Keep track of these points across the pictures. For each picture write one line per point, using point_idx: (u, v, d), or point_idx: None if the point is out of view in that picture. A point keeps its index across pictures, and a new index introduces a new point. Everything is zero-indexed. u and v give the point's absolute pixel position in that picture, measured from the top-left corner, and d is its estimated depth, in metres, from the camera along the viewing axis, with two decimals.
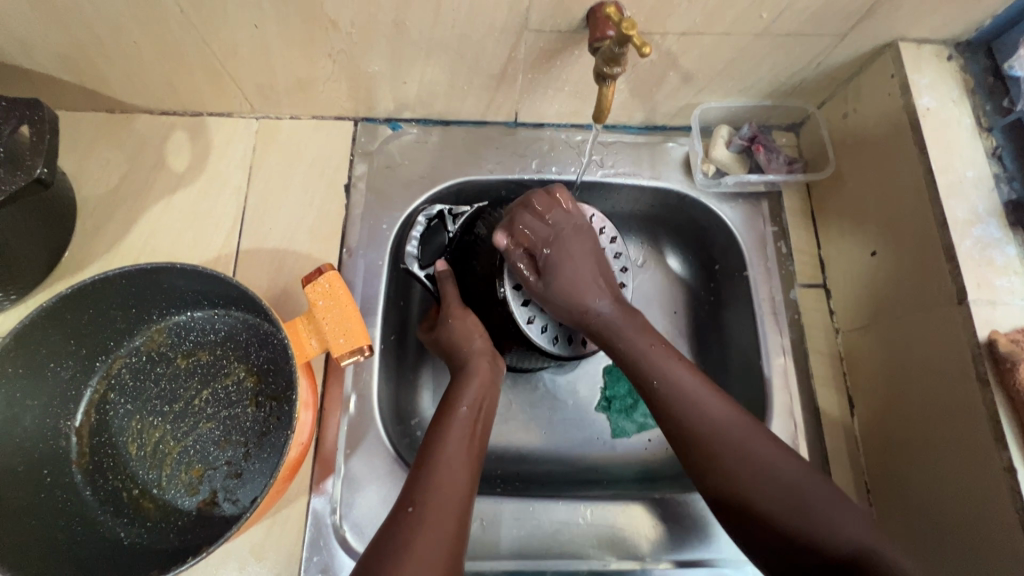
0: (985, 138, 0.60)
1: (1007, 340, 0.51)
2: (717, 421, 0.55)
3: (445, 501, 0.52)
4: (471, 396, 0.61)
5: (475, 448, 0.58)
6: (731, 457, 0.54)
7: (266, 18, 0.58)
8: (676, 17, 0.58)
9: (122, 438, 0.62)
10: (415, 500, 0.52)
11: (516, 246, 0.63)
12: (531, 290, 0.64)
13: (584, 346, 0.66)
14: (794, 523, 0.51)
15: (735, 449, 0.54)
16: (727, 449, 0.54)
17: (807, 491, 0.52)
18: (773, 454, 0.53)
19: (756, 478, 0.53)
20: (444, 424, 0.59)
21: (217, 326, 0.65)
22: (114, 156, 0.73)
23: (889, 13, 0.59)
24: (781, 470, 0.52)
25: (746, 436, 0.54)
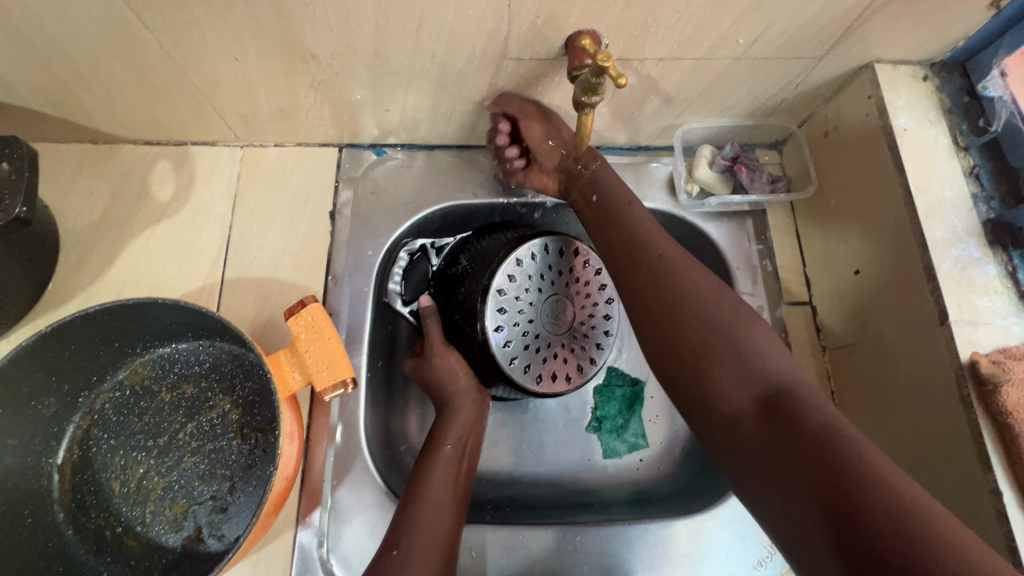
0: (962, 158, 0.61)
1: (989, 362, 0.51)
2: (672, 269, 0.57)
3: (431, 541, 0.52)
4: (457, 435, 0.62)
5: (462, 486, 0.59)
6: (675, 302, 0.55)
7: (247, 51, 0.58)
8: (654, 44, 0.59)
9: (105, 475, 0.61)
10: (400, 542, 0.52)
11: (496, 285, 0.64)
12: (513, 328, 0.64)
13: (567, 382, 0.66)
14: (718, 359, 0.52)
15: (676, 297, 0.55)
16: (670, 300, 0.55)
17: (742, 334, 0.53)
18: (715, 299, 0.55)
19: (695, 318, 0.54)
20: (431, 462, 0.59)
21: (201, 358, 0.65)
22: (97, 187, 0.73)
23: (864, 36, 0.60)
24: (719, 312, 0.54)
25: (695, 278, 0.56)
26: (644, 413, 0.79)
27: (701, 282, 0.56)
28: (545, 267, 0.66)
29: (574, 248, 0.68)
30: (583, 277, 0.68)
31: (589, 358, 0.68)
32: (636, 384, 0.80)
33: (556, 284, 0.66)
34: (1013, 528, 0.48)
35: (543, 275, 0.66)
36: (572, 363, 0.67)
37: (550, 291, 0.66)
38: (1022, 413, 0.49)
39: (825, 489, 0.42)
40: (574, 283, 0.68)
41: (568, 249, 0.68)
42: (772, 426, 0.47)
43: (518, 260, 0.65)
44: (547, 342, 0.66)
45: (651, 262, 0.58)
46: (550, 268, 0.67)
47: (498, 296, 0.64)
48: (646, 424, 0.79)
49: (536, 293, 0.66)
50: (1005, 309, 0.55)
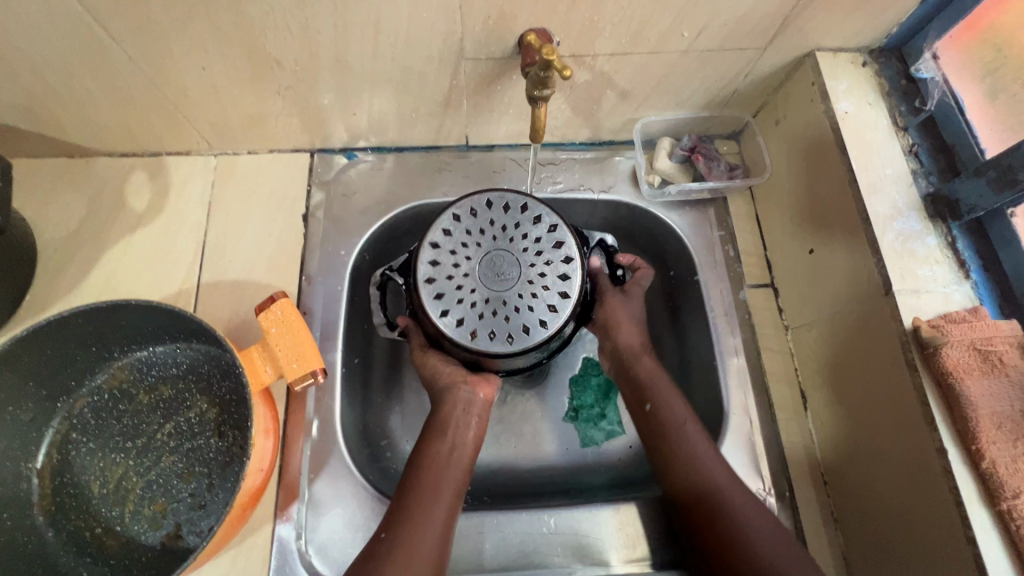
0: (902, 137, 0.64)
1: (929, 327, 0.53)
2: (712, 479, 0.61)
3: (422, 532, 0.56)
4: (455, 437, 0.63)
5: (458, 490, 0.61)
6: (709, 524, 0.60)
7: (213, 60, 0.61)
8: (602, 39, 0.61)
9: (85, 477, 0.62)
10: (388, 527, 0.57)
11: (427, 293, 0.62)
12: (492, 311, 0.62)
13: (575, 275, 0.63)
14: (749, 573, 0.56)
15: (715, 511, 0.60)
16: (700, 506, 0.61)
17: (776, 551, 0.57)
18: (752, 519, 0.59)
19: (730, 544, 0.58)
20: (429, 470, 0.60)
21: (178, 360, 0.66)
22: (74, 199, 0.75)
23: (802, 27, 0.63)
24: (755, 534, 0.58)
25: (724, 478, 0.61)
26: (619, 401, 0.81)
27: (736, 489, 0.61)
28: (467, 231, 0.65)
29: (489, 199, 0.66)
30: (487, 222, 0.65)
31: (561, 292, 0.62)
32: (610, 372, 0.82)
33: (486, 242, 0.64)
34: (959, 484, 0.50)
35: (458, 251, 0.64)
36: (557, 265, 0.63)
37: (479, 255, 0.64)
38: (960, 372, 0.51)
39: None
40: (503, 232, 0.65)
41: (483, 204, 0.66)
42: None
43: (433, 243, 0.64)
44: (529, 282, 0.63)
45: (687, 463, 0.62)
46: (474, 230, 0.65)
47: (431, 285, 0.62)
48: (622, 412, 0.80)
49: (469, 262, 0.64)
50: (945, 277, 0.57)
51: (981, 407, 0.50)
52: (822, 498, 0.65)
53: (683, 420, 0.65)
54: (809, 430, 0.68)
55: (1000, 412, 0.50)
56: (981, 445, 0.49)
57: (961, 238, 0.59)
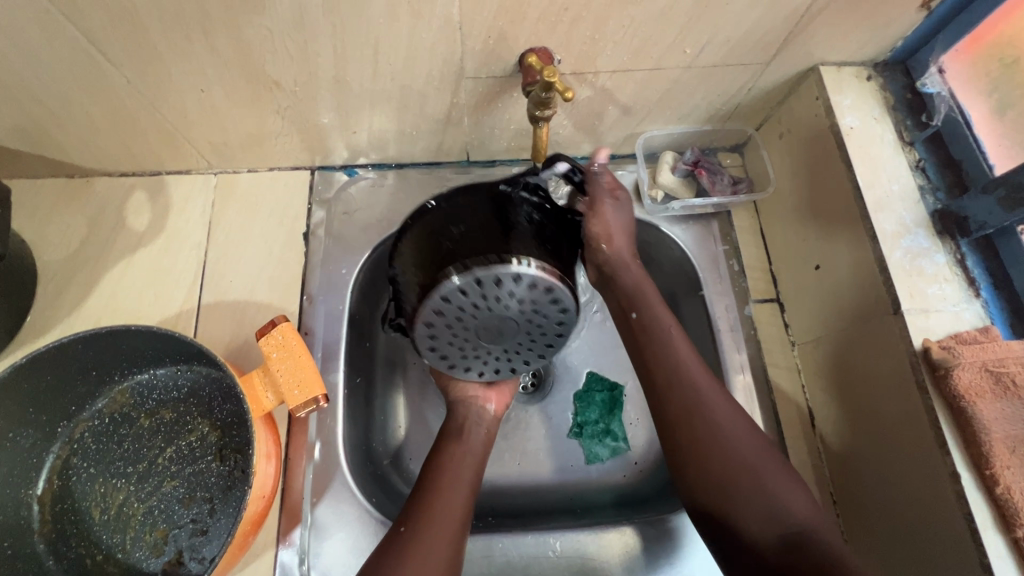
0: (908, 152, 0.63)
1: (939, 348, 0.53)
2: (709, 413, 0.55)
3: (443, 521, 0.54)
4: (467, 442, 0.64)
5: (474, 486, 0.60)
6: (703, 450, 0.54)
7: (212, 82, 0.61)
8: (604, 58, 0.61)
9: (85, 503, 0.62)
10: (406, 520, 0.54)
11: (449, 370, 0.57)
12: (515, 354, 0.56)
13: (563, 291, 0.50)
14: (743, 497, 0.52)
15: (712, 438, 0.54)
16: (695, 433, 0.55)
17: (766, 476, 0.53)
18: (747, 446, 0.54)
19: (727, 466, 0.53)
20: (444, 468, 0.60)
21: (179, 383, 0.66)
22: (74, 220, 0.74)
23: (805, 41, 0.62)
24: (750, 460, 0.53)
25: (721, 409, 0.56)
26: (624, 417, 0.80)
27: (731, 418, 0.55)
28: (433, 331, 0.52)
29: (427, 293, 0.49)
30: (445, 317, 0.50)
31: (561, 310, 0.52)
32: (614, 388, 0.81)
33: (459, 329, 0.52)
34: (972, 509, 0.49)
35: (443, 346, 0.54)
36: (541, 298, 0.50)
37: (464, 341, 0.53)
38: (973, 395, 0.50)
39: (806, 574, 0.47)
40: (463, 310, 0.50)
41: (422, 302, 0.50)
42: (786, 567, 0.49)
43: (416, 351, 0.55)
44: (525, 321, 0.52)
45: (682, 389, 0.56)
46: (441, 328, 0.51)
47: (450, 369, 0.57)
48: (627, 428, 0.79)
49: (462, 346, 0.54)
50: (955, 296, 0.56)
51: (995, 431, 0.49)
52: (831, 518, 0.64)
53: (676, 340, 0.59)
54: (817, 448, 0.67)
55: (1014, 435, 0.49)
56: (996, 469, 0.48)
57: (970, 255, 0.58)
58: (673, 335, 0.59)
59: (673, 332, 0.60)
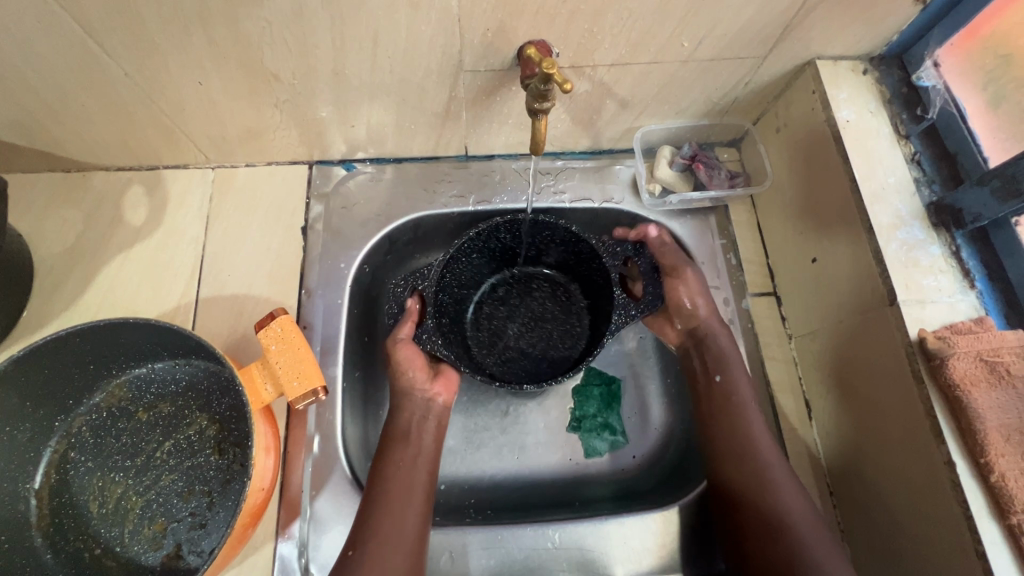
0: (904, 145, 0.64)
1: (935, 338, 0.53)
2: (782, 495, 0.60)
3: (398, 545, 0.56)
4: (417, 445, 0.64)
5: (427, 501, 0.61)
6: (775, 527, 0.58)
7: (210, 76, 0.60)
8: (602, 51, 0.61)
9: (83, 497, 0.62)
10: (355, 544, 0.57)
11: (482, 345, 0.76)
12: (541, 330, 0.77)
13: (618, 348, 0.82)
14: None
15: (786, 516, 0.59)
16: (768, 510, 0.59)
17: (837, 560, 0.56)
18: (817, 527, 0.58)
19: (799, 547, 0.57)
20: (393, 482, 0.60)
21: (178, 377, 0.66)
22: (71, 214, 0.74)
23: (802, 35, 0.62)
24: (820, 548, 0.56)
25: (795, 493, 0.60)
26: (622, 410, 0.80)
27: (803, 501, 0.59)
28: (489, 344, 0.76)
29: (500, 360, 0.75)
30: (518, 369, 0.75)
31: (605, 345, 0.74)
32: (613, 382, 0.81)
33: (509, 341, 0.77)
34: (967, 497, 0.49)
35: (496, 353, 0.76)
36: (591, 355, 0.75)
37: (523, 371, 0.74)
38: (968, 384, 0.50)
39: None
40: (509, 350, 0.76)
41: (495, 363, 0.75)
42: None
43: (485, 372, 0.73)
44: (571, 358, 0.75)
45: (759, 468, 0.61)
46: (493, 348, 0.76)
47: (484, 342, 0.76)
48: (625, 421, 0.80)
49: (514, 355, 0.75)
50: (950, 287, 0.57)
51: (990, 419, 0.49)
52: (828, 508, 0.65)
53: (755, 422, 0.65)
54: (814, 440, 0.68)
55: (1008, 423, 0.50)
56: (990, 458, 0.49)
57: (965, 247, 0.59)
58: (753, 419, 0.65)
59: (751, 413, 0.66)
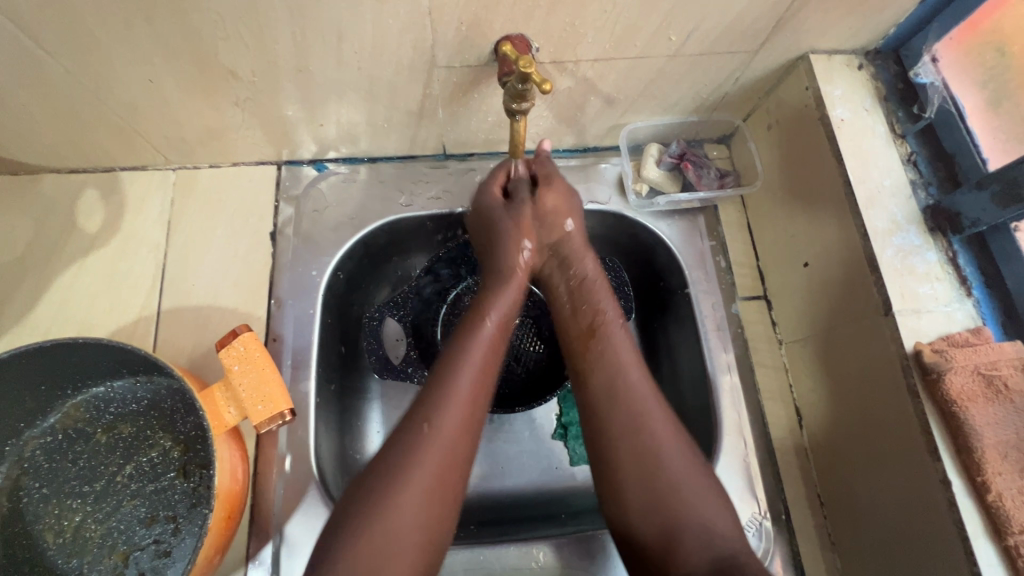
0: (900, 145, 0.61)
1: (931, 351, 0.51)
2: (630, 390, 0.55)
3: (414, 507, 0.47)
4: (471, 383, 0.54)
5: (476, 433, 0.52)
6: (632, 434, 0.53)
7: (161, 72, 0.56)
8: (585, 45, 0.57)
9: (38, 526, 0.58)
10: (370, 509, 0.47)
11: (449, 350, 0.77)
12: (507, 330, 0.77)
13: None
14: (662, 479, 0.51)
15: (641, 425, 0.53)
16: (635, 432, 0.53)
17: (685, 460, 0.52)
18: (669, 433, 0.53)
19: (646, 451, 0.52)
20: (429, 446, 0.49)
21: (139, 396, 0.62)
22: (20, 221, 0.69)
23: (796, 27, 0.59)
24: (666, 442, 0.53)
25: (651, 401, 0.55)
26: None
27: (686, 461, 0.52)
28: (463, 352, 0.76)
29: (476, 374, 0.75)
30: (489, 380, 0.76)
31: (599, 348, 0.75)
32: None
33: None
34: (963, 517, 0.48)
35: None
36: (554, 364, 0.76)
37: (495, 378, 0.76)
38: (965, 401, 0.49)
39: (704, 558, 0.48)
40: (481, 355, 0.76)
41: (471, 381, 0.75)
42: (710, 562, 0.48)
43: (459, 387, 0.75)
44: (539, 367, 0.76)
45: (616, 389, 0.55)
46: None
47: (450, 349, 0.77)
48: None
49: None
50: (947, 295, 0.55)
51: (987, 437, 0.48)
52: (818, 519, 0.63)
53: (621, 347, 0.58)
54: (804, 448, 0.66)
55: (1005, 440, 0.48)
56: (987, 476, 0.47)
57: (962, 252, 0.57)
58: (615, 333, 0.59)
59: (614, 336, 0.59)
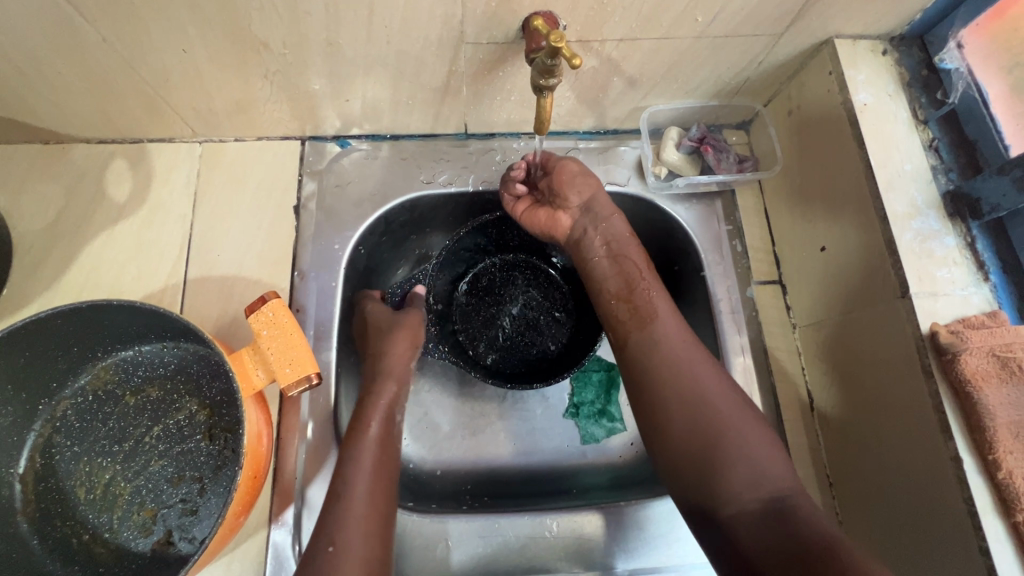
0: (922, 131, 0.62)
1: (947, 332, 0.52)
2: (678, 355, 0.57)
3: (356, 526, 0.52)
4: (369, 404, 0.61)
5: (379, 526, 0.53)
6: (685, 414, 0.54)
7: (194, 42, 0.57)
8: (612, 24, 0.58)
9: (70, 482, 0.60)
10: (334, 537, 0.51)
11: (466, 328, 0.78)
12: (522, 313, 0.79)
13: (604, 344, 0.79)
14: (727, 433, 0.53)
15: (709, 417, 0.54)
16: (692, 417, 0.54)
17: (750, 441, 0.53)
18: (737, 420, 0.54)
19: (705, 429, 0.53)
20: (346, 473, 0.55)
21: (166, 360, 0.64)
22: (51, 189, 0.71)
23: (822, 11, 0.59)
24: (713, 394, 0.55)
25: (723, 401, 0.55)
26: (620, 398, 0.79)
27: (740, 418, 0.54)
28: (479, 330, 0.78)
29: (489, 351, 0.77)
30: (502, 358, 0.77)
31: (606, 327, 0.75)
32: (612, 368, 0.80)
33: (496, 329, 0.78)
34: (973, 494, 0.49)
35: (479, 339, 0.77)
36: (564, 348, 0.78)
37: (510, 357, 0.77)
38: (979, 380, 0.50)
39: (776, 523, 0.48)
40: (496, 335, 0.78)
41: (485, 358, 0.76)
42: (771, 532, 0.47)
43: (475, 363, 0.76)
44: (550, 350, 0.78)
45: (684, 382, 0.56)
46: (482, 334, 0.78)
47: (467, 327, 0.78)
48: (623, 408, 0.78)
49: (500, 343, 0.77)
50: (964, 279, 0.56)
51: (1000, 416, 0.49)
52: (827, 499, 0.65)
53: (668, 332, 0.59)
54: (815, 431, 0.67)
55: (1018, 421, 0.49)
56: (999, 455, 0.48)
57: (981, 238, 0.57)
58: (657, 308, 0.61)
59: (661, 321, 0.60)
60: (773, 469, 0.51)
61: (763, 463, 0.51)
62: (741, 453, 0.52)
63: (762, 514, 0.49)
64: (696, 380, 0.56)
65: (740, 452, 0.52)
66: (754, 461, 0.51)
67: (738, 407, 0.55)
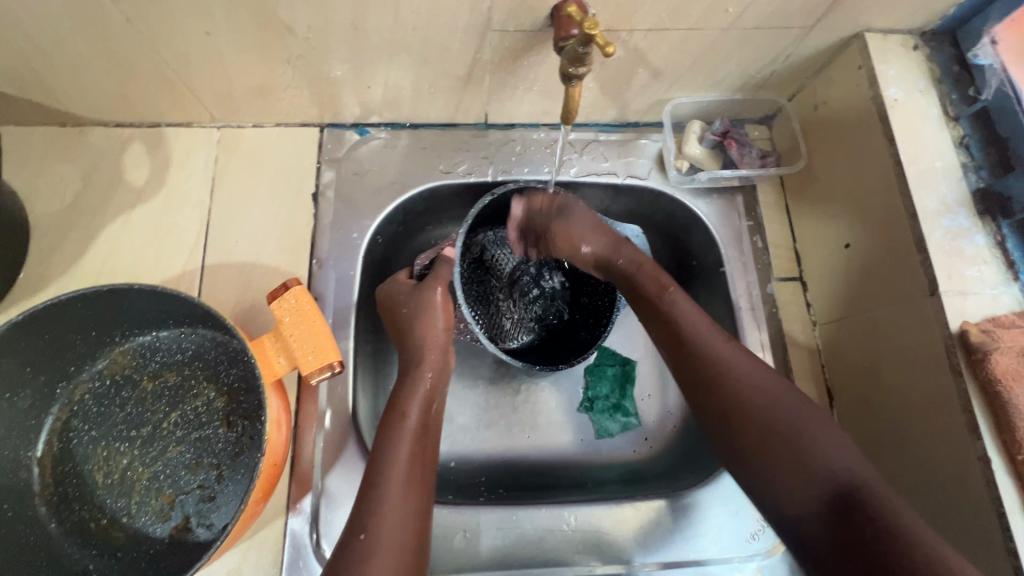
0: (952, 128, 0.61)
1: (978, 331, 0.51)
2: (717, 354, 0.55)
3: (397, 516, 0.51)
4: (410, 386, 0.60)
5: (420, 522, 0.52)
6: (734, 418, 0.53)
7: (218, 24, 0.56)
8: (641, 13, 0.57)
9: (88, 467, 0.60)
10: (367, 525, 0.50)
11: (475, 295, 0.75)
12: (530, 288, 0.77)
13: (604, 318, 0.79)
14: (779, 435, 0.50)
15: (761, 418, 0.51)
16: (745, 420, 0.52)
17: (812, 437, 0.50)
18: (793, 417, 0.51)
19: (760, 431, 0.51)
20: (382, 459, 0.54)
21: (183, 346, 0.63)
22: (68, 172, 0.70)
23: (855, 4, 0.58)
24: (762, 392, 0.52)
25: (774, 400, 0.52)
26: (636, 392, 0.78)
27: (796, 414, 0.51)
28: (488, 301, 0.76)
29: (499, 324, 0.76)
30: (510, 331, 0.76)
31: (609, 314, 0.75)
32: (627, 363, 0.79)
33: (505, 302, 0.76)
34: (1001, 494, 0.49)
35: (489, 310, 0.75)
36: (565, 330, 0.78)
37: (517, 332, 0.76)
38: (1011, 380, 0.49)
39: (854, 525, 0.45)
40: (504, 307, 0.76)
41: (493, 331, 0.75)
42: (840, 534, 0.45)
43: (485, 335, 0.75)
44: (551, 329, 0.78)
45: (728, 386, 0.53)
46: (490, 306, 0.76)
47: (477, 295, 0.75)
48: (639, 402, 0.78)
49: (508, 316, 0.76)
50: (994, 278, 0.55)
51: None
52: None
53: (701, 333, 0.56)
54: None
55: None
56: None
57: (1011, 236, 0.57)
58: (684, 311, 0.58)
59: (689, 323, 0.57)
60: (841, 462, 0.48)
61: (831, 459, 0.48)
62: (798, 454, 0.49)
63: (831, 518, 0.46)
64: (738, 382, 0.53)
65: (795, 455, 0.49)
66: (816, 459, 0.49)
67: (793, 403, 0.52)
